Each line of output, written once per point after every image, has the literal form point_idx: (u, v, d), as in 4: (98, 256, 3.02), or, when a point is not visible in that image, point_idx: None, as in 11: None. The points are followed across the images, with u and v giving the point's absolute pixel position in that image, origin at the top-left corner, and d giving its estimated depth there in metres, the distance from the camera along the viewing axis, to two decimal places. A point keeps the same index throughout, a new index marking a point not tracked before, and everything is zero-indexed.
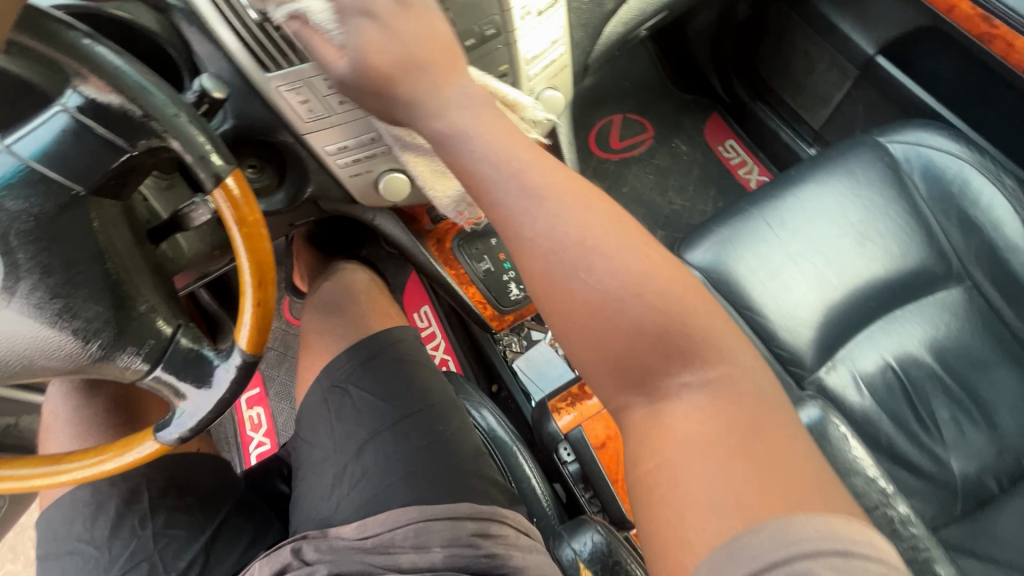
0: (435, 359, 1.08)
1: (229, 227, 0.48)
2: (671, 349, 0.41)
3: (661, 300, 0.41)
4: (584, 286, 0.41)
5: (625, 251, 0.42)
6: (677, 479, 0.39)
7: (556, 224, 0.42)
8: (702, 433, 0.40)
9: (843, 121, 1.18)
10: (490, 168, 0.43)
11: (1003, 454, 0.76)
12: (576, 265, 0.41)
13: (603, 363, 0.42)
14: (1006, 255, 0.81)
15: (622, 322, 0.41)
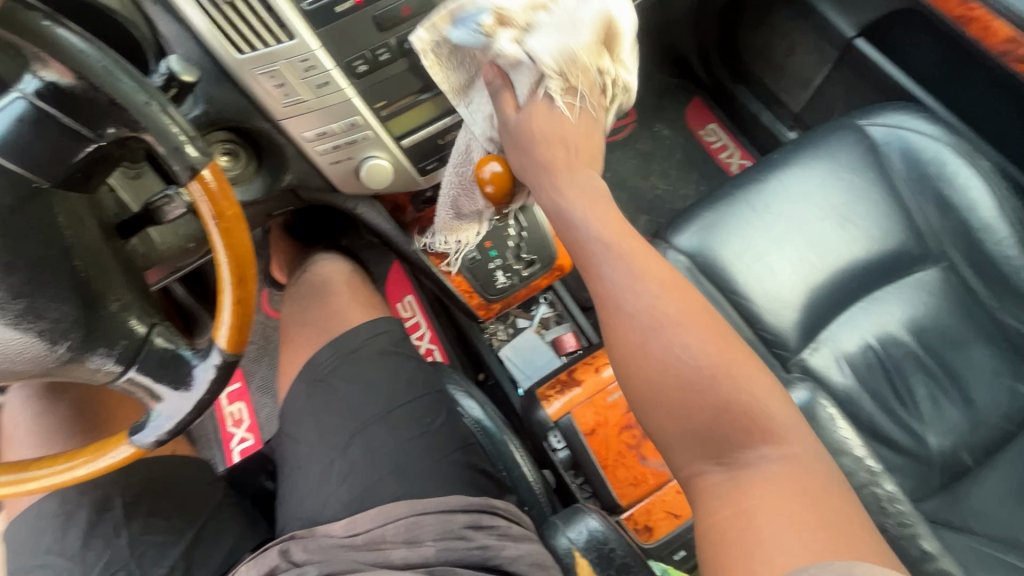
0: (421, 349, 1.05)
1: (206, 222, 0.45)
2: (743, 427, 0.41)
3: (746, 384, 0.42)
4: (675, 362, 0.42)
5: (695, 331, 0.43)
6: (755, 542, 0.37)
7: (655, 302, 0.43)
8: (768, 489, 0.39)
9: (823, 104, 1.19)
10: (593, 238, 0.45)
11: (976, 428, 0.78)
12: (667, 343, 0.42)
13: (685, 440, 0.42)
14: (982, 236, 0.83)
15: (711, 394, 0.41)
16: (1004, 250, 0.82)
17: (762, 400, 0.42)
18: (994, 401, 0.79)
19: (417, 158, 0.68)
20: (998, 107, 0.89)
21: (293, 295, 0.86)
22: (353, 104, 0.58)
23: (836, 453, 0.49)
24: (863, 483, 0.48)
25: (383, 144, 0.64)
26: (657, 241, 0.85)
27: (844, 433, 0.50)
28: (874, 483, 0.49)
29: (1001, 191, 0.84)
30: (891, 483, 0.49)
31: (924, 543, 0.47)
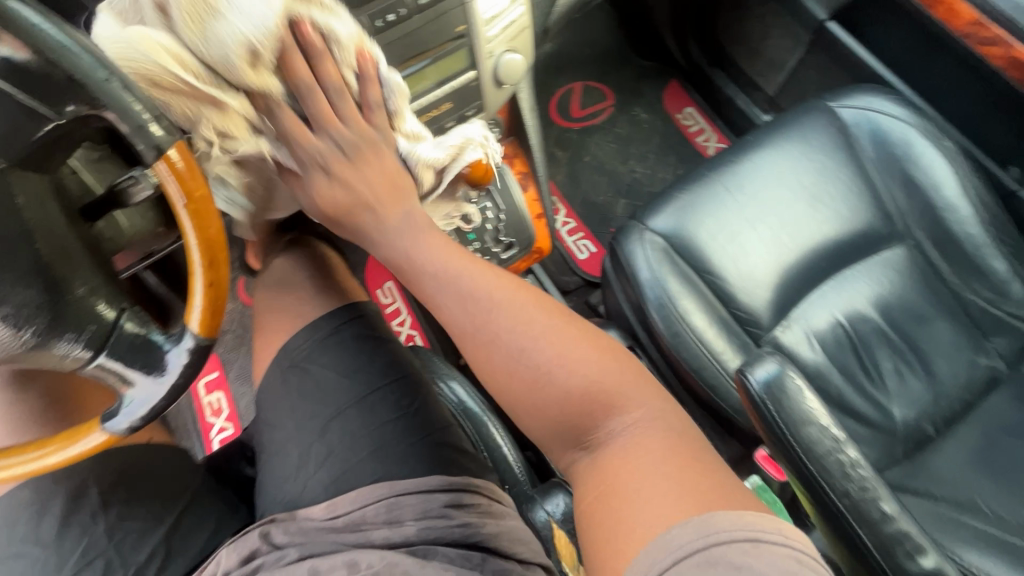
0: (401, 334, 1.07)
1: (174, 202, 0.44)
2: (597, 405, 0.51)
3: (586, 371, 0.52)
4: (524, 364, 0.53)
5: (543, 345, 0.54)
6: (627, 499, 0.45)
7: (495, 317, 0.56)
8: (632, 456, 0.48)
9: (797, 87, 1.20)
10: (434, 276, 0.59)
11: (937, 399, 0.82)
12: (515, 351, 0.54)
13: (550, 429, 0.53)
14: (945, 214, 0.86)
15: (562, 383, 0.52)
16: (966, 229, 0.85)
17: (616, 385, 0.53)
18: (955, 373, 0.83)
19: None
20: (962, 89, 0.92)
21: (265, 280, 0.84)
22: None
23: (802, 424, 0.51)
24: (827, 451, 0.50)
25: None
26: (633, 222, 0.86)
27: (810, 405, 0.52)
28: (838, 450, 0.51)
29: (964, 171, 0.86)
30: (854, 450, 0.51)
31: (884, 505, 0.49)
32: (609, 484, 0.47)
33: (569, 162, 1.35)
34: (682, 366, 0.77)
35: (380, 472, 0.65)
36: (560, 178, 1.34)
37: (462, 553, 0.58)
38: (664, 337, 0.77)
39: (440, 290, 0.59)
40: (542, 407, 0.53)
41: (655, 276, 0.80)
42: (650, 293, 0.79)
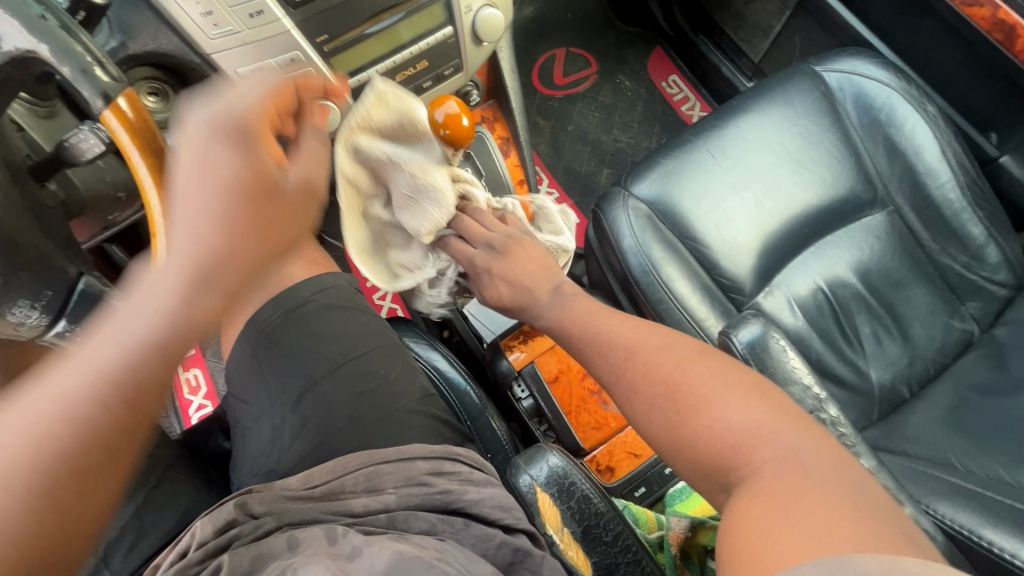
0: (383, 308, 1.07)
1: (127, 155, 0.41)
2: (745, 447, 0.43)
3: (755, 422, 0.44)
4: (681, 398, 0.47)
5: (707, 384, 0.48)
6: (770, 531, 0.35)
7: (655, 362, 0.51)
8: (799, 506, 0.37)
9: (781, 53, 1.19)
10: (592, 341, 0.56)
11: (913, 362, 0.83)
12: (679, 392, 0.48)
13: (692, 465, 0.45)
14: (925, 179, 0.86)
15: (716, 426, 0.45)
16: (945, 193, 0.86)
17: (789, 435, 0.43)
18: (931, 336, 0.84)
19: None
20: (946, 52, 0.91)
21: None
22: (292, 36, 0.55)
23: (785, 383, 0.51)
24: (808, 410, 0.51)
25: None
26: (617, 189, 0.84)
27: (793, 364, 0.52)
28: (819, 409, 0.51)
29: (946, 135, 0.86)
30: (835, 408, 0.51)
31: (862, 461, 0.49)
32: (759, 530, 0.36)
33: (551, 131, 1.32)
34: None
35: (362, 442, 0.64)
36: (543, 148, 1.31)
37: (443, 518, 0.57)
38: (647, 304, 0.77)
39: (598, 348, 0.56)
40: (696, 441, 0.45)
41: (639, 244, 0.79)
42: (633, 260, 0.79)
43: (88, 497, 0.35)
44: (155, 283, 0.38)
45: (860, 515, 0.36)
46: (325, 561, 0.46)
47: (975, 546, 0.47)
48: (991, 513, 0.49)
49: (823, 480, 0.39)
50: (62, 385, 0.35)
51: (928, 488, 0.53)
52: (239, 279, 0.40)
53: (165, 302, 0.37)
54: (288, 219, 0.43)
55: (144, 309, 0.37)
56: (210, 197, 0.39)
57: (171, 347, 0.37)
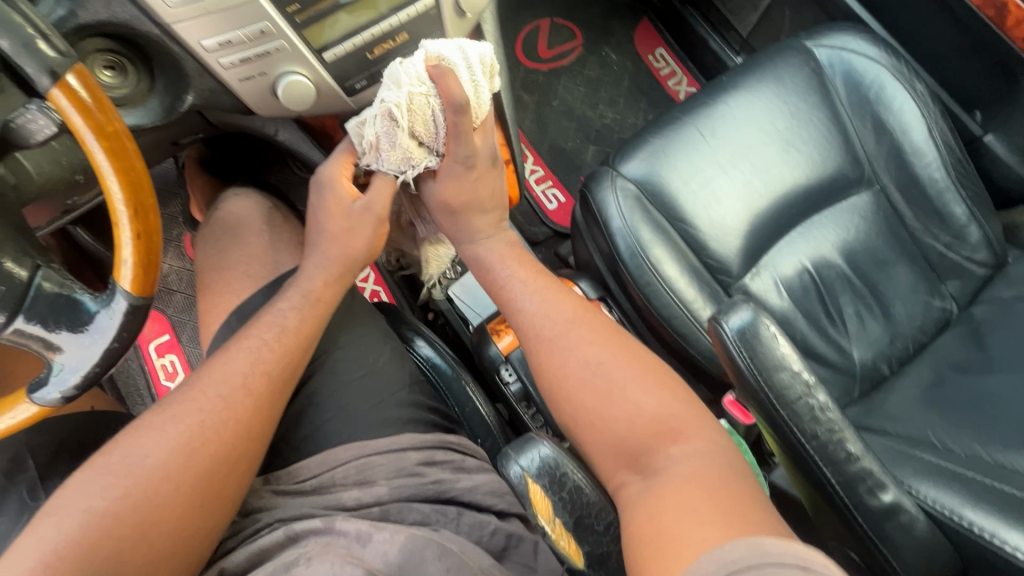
0: (366, 291, 1.04)
1: (82, 139, 0.38)
2: (657, 434, 0.51)
3: (642, 406, 0.52)
4: (588, 372, 0.55)
5: (610, 360, 0.56)
6: (672, 528, 0.41)
7: (544, 317, 0.60)
8: (664, 493, 0.45)
9: (771, 26, 1.16)
10: (511, 285, 0.64)
11: (893, 341, 0.84)
12: (592, 367, 0.56)
13: (609, 445, 0.52)
14: (911, 158, 0.86)
15: (622, 410, 0.52)
16: (930, 173, 0.86)
17: (618, 371, 0.55)
18: (912, 316, 0.85)
19: (343, 76, 0.61)
20: (935, 28, 0.90)
21: (211, 237, 0.79)
22: (261, 5, 0.50)
23: (774, 370, 0.51)
24: (797, 396, 0.51)
25: (301, 57, 0.56)
26: (606, 169, 0.83)
27: (783, 350, 0.51)
28: (808, 395, 0.51)
29: (932, 114, 0.86)
30: (824, 394, 0.52)
31: (850, 447, 0.50)
32: (648, 515, 0.44)
33: (536, 106, 1.29)
34: (653, 316, 0.77)
35: (349, 433, 0.63)
36: (528, 124, 1.28)
37: (436, 508, 0.58)
38: (635, 287, 0.77)
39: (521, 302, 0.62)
40: (607, 428, 0.52)
41: (627, 225, 0.78)
42: (622, 242, 0.77)
43: (225, 480, 0.53)
44: (292, 295, 0.64)
45: (716, 492, 0.43)
46: (340, 550, 0.49)
47: (956, 527, 0.48)
48: (970, 494, 0.50)
49: (634, 390, 0.53)
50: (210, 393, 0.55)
51: (911, 469, 0.54)
52: (338, 291, 0.66)
53: (296, 300, 0.63)
54: (360, 229, 0.66)
55: (285, 307, 0.63)
56: (320, 235, 0.66)
57: (302, 337, 0.61)
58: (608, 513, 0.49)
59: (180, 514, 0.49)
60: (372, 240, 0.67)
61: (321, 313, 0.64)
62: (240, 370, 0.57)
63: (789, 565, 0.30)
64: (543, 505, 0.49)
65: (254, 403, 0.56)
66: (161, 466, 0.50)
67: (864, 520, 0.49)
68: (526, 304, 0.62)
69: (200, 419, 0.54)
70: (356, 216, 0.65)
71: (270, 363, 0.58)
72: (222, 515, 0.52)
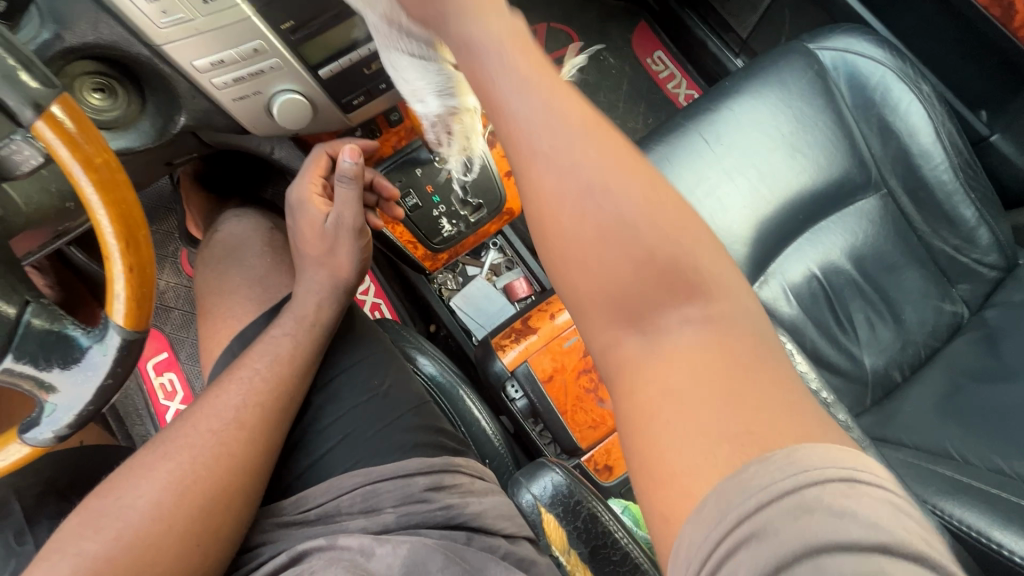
0: (366, 304, 1.00)
1: (69, 172, 0.37)
2: (671, 280, 0.35)
3: (643, 206, 0.36)
4: (570, 173, 0.36)
5: (604, 144, 0.37)
6: (677, 434, 0.31)
7: (533, 107, 0.38)
8: (677, 369, 0.33)
9: (770, 28, 1.15)
10: (490, 67, 0.40)
11: (905, 347, 0.83)
12: (590, 183, 0.36)
13: (603, 298, 0.35)
14: (918, 161, 0.85)
15: (627, 251, 0.35)
16: (938, 174, 0.84)
17: (620, 166, 0.37)
18: (923, 322, 0.84)
19: (339, 92, 0.59)
20: (939, 28, 0.88)
21: (208, 258, 0.77)
22: (254, 24, 0.49)
23: None
24: None
25: (296, 75, 0.55)
26: None
27: (800, 368, 0.50)
28: (827, 414, 0.49)
29: (939, 115, 0.85)
30: (843, 412, 0.50)
31: None
32: (649, 394, 0.33)
33: None
34: None
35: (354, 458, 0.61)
36: None
37: (446, 534, 0.56)
38: None
39: (500, 73, 0.39)
40: (603, 263, 0.35)
41: None
42: None
43: (225, 516, 0.51)
44: (285, 320, 0.62)
45: (738, 377, 0.32)
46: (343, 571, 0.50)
47: (981, 546, 0.47)
48: (998, 513, 0.48)
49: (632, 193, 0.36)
50: (206, 425, 0.54)
51: (933, 486, 0.53)
52: (333, 312, 0.64)
53: (290, 326, 0.61)
54: (336, 245, 0.64)
55: (278, 333, 0.61)
56: (303, 260, 0.65)
57: (299, 360, 0.60)
58: (626, 542, 0.47)
59: (175, 556, 0.47)
60: (358, 252, 0.66)
61: (317, 336, 0.62)
62: (234, 399, 0.55)
63: (838, 482, 0.26)
64: (556, 533, 0.47)
65: (247, 436, 0.54)
66: (154, 504, 0.48)
67: None
68: (516, 102, 0.38)
69: (191, 457, 0.52)
70: (331, 231, 0.64)
71: (264, 393, 0.56)
72: (221, 550, 0.50)
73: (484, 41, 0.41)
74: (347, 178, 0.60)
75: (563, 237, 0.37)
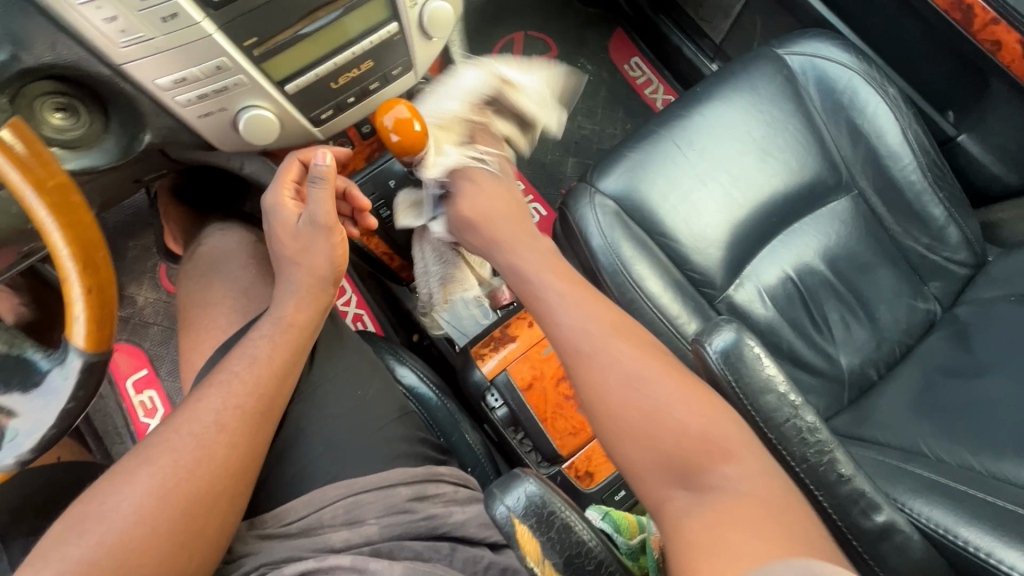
0: (348, 315, 1.02)
1: (21, 195, 0.36)
2: (705, 450, 0.46)
3: (678, 398, 0.49)
4: (618, 377, 0.51)
5: (645, 363, 0.51)
6: (728, 557, 0.38)
7: (578, 320, 0.55)
8: (726, 510, 0.42)
9: (743, 34, 1.17)
10: (547, 287, 0.59)
11: (880, 345, 0.84)
12: (635, 384, 0.50)
13: (652, 463, 0.47)
14: (888, 162, 0.86)
15: (667, 428, 0.47)
16: (907, 175, 0.86)
17: (659, 378, 0.50)
18: (897, 320, 0.85)
19: (307, 107, 0.60)
20: (904, 31, 0.90)
21: (188, 275, 0.77)
22: (216, 42, 0.49)
23: (761, 393, 0.50)
24: (785, 418, 0.50)
25: (262, 91, 0.55)
26: (583, 185, 0.82)
27: (768, 372, 0.50)
28: (796, 416, 0.50)
29: (906, 117, 0.86)
30: (812, 414, 0.51)
31: (842, 469, 0.48)
32: (702, 535, 0.41)
33: None
34: None
35: (331, 471, 0.61)
36: None
37: (430, 545, 0.56)
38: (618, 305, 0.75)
39: (563, 311, 0.56)
40: (649, 439, 0.47)
41: (608, 242, 0.77)
42: (603, 260, 0.76)
43: (209, 521, 0.50)
44: (264, 325, 0.62)
45: (767, 512, 0.41)
46: None
47: (950, 545, 0.47)
48: (963, 509, 0.49)
49: (681, 407, 0.48)
50: (189, 430, 0.53)
51: (903, 485, 0.53)
52: (312, 313, 0.64)
53: (269, 329, 0.61)
54: (311, 242, 0.63)
55: (257, 337, 0.61)
56: (280, 261, 0.64)
57: (272, 374, 0.59)
58: (598, 550, 0.47)
59: (161, 559, 0.47)
60: (334, 249, 0.64)
61: (297, 343, 0.62)
62: (215, 405, 0.55)
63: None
64: (532, 546, 0.46)
65: (229, 439, 0.54)
66: (138, 510, 0.48)
67: (859, 544, 0.48)
68: (564, 314, 0.56)
69: (173, 460, 0.51)
70: (304, 229, 0.63)
71: (244, 396, 0.56)
72: (203, 560, 0.50)
73: (534, 270, 0.61)
74: (319, 178, 0.59)
75: (625, 422, 0.49)
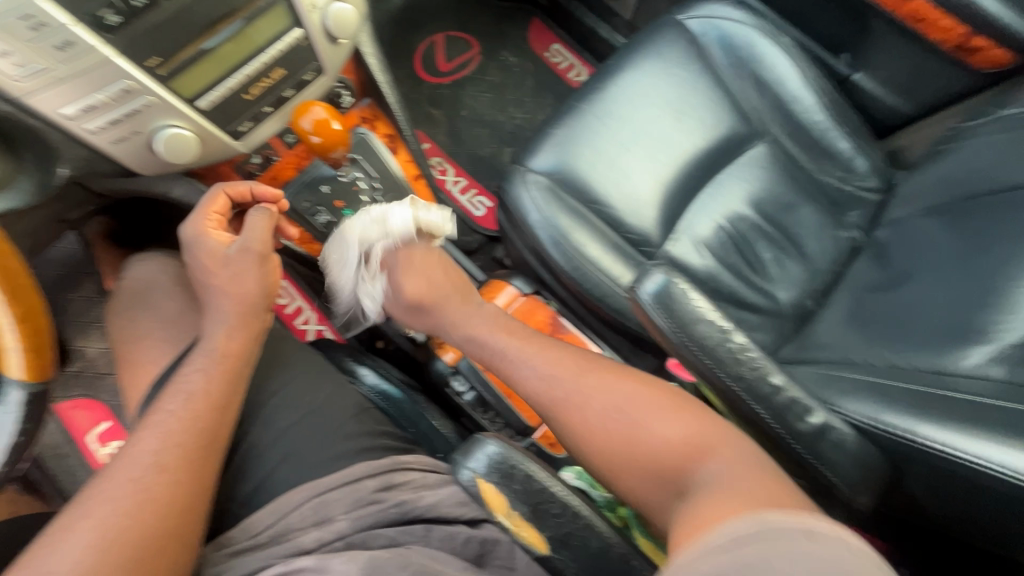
0: (309, 332, 1.00)
1: None
2: (677, 453, 0.50)
3: (663, 432, 0.52)
4: (605, 422, 0.54)
5: (628, 401, 0.55)
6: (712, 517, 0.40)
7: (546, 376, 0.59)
8: (707, 496, 0.44)
9: (650, 7, 1.22)
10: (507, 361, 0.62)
11: (812, 277, 0.90)
12: (625, 422, 0.54)
13: (641, 478, 0.51)
14: (792, 107, 0.92)
15: (647, 454, 0.51)
16: (812, 116, 0.92)
17: (632, 407, 0.55)
18: (824, 251, 0.90)
19: (224, 121, 0.60)
20: None
21: (118, 305, 0.76)
22: (117, 65, 0.49)
23: (693, 323, 0.54)
24: (717, 343, 0.53)
25: (173, 110, 0.55)
26: (514, 166, 0.85)
27: (696, 303, 0.54)
28: (727, 339, 0.54)
29: (802, 63, 0.92)
30: (741, 336, 0.55)
31: (773, 380, 0.53)
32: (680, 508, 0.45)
33: (446, 119, 1.31)
34: (587, 297, 0.79)
35: (297, 475, 0.62)
36: (441, 138, 1.29)
37: (403, 530, 0.57)
38: (564, 274, 0.78)
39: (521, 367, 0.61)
40: (641, 459, 0.51)
41: (545, 216, 0.80)
42: (543, 233, 0.79)
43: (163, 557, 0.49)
44: (197, 354, 0.61)
45: (743, 482, 0.44)
46: None
47: (881, 433, 0.51)
48: (887, 401, 0.53)
49: (659, 422, 0.53)
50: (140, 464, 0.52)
51: (835, 389, 0.58)
52: (244, 341, 0.64)
53: (209, 354, 0.61)
54: (246, 271, 0.65)
55: (189, 370, 0.60)
56: (207, 293, 0.64)
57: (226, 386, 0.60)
58: (562, 494, 0.48)
59: None
60: (265, 277, 0.66)
61: (227, 366, 0.61)
62: (151, 446, 0.54)
63: (801, 531, 0.31)
64: (497, 501, 0.49)
65: (171, 476, 0.53)
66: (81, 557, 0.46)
67: (799, 445, 0.52)
68: (527, 369, 0.60)
69: (113, 507, 0.50)
70: (236, 258, 0.64)
71: (182, 434, 0.55)
72: None
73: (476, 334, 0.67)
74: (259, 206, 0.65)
75: (581, 414, 0.55)
